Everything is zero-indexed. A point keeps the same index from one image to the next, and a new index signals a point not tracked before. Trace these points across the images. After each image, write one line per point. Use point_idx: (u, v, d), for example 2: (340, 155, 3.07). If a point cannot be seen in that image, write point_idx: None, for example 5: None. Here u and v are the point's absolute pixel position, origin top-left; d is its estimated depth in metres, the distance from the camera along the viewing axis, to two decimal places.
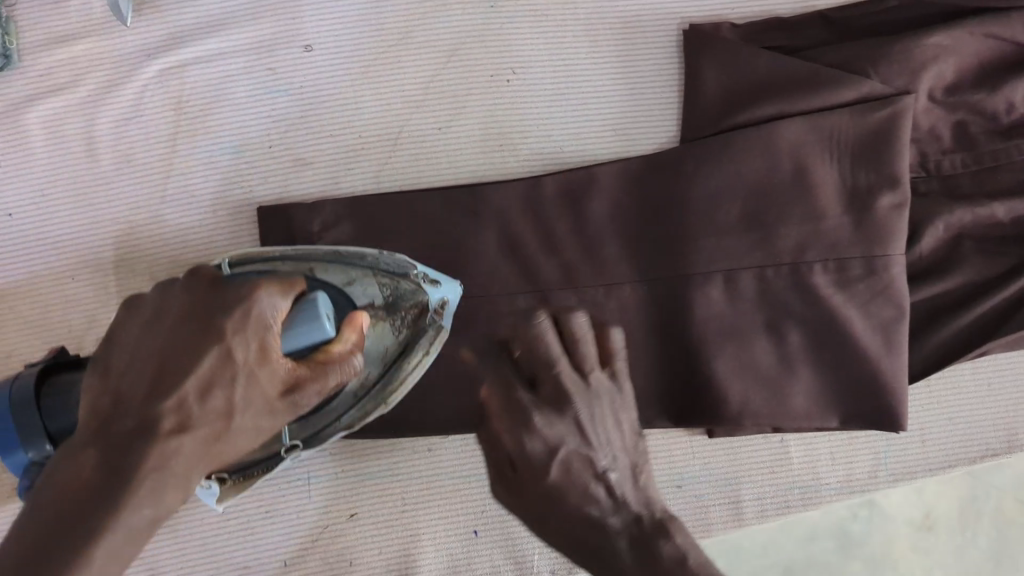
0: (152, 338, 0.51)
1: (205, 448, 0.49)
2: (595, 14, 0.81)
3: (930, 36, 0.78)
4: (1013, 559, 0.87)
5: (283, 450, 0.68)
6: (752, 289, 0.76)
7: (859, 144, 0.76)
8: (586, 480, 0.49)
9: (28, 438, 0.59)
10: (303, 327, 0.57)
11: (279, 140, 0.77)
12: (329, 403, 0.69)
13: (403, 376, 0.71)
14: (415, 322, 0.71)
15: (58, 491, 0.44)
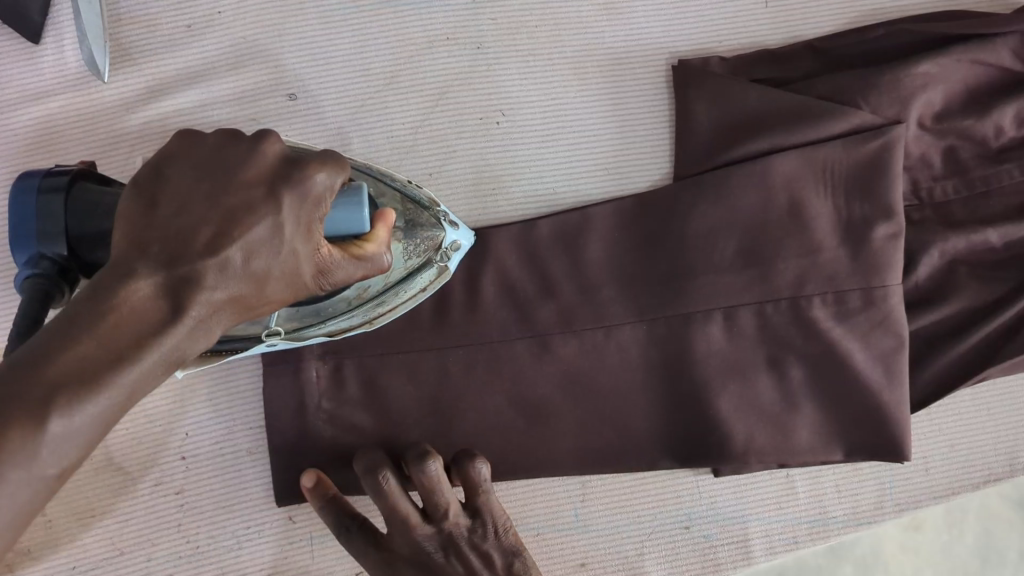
0: (220, 193, 0.47)
1: (234, 308, 0.48)
2: (582, 51, 0.80)
3: (918, 64, 0.78)
4: (998, 555, 0.95)
5: (264, 334, 0.64)
6: (751, 325, 0.75)
7: (852, 175, 0.75)
8: None
9: (49, 235, 0.60)
10: (346, 214, 0.54)
11: None
12: (327, 303, 0.65)
13: (396, 302, 0.69)
14: (426, 253, 0.69)
15: (80, 329, 0.41)
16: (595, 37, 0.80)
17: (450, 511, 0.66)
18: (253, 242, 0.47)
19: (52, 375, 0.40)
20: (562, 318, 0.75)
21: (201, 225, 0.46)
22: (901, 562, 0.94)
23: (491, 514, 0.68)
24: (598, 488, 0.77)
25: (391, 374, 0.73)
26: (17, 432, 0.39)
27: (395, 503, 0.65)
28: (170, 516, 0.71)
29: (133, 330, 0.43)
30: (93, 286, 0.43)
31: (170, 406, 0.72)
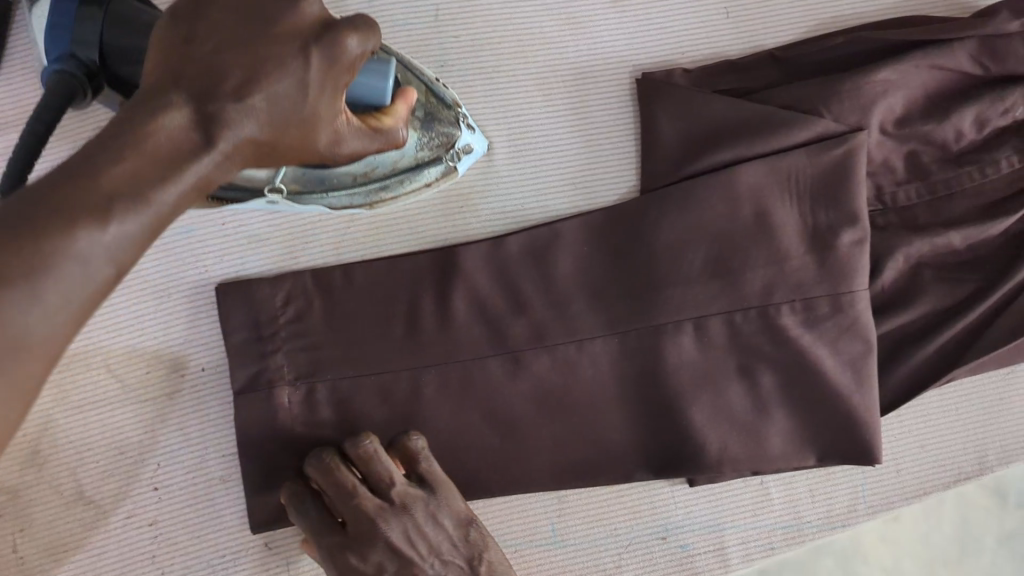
0: (246, 33, 0.48)
1: (255, 152, 0.49)
2: (545, 66, 0.80)
3: (878, 71, 0.78)
4: (976, 543, 0.98)
5: (269, 190, 0.65)
6: (722, 334, 0.76)
7: (816, 182, 0.76)
8: None
9: (81, 40, 0.61)
10: (372, 85, 0.59)
11: (232, 216, 0.74)
12: (337, 175, 0.67)
13: (399, 192, 0.73)
14: (437, 151, 0.73)
15: (122, 147, 0.43)
16: (559, 52, 0.80)
17: (398, 483, 0.66)
18: (281, 94, 0.48)
19: (104, 183, 0.41)
20: (534, 334, 0.75)
21: (230, 69, 0.47)
22: (880, 555, 0.96)
23: (440, 485, 0.67)
24: (575, 503, 0.77)
25: (364, 397, 0.72)
26: (82, 224, 0.40)
27: (340, 479, 0.65)
28: (144, 548, 0.71)
29: (170, 152, 0.44)
30: (131, 112, 0.45)
31: (141, 437, 0.71)
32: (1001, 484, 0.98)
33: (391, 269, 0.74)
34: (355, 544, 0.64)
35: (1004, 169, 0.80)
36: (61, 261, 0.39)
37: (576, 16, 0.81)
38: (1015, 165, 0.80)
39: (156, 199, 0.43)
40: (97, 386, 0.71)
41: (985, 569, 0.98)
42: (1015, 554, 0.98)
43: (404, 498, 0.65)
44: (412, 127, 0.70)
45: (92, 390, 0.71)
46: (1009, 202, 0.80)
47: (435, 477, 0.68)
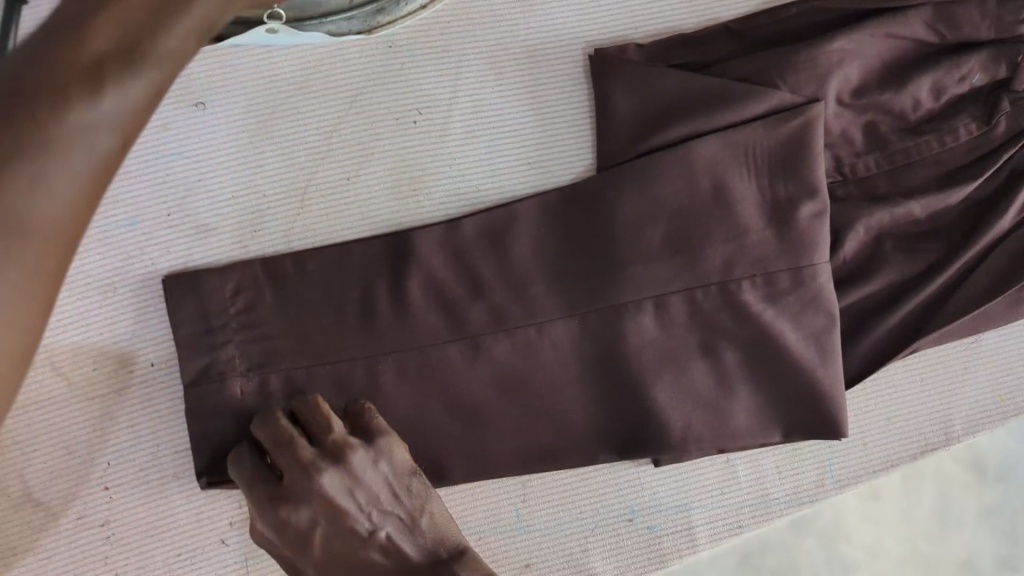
0: None
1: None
2: (497, 44, 0.79)
3: (833, 41, 0.78)
4: (957, 516, 0.98)
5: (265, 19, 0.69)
6: (682, 312, 0.75)
7: (774, 155, 0.75)
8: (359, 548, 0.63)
9: None
10: None
11: (179, 206, 0.72)
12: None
13: (397, 12, 0.74)
14: None
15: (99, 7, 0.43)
16: (510, 29, 0.79)
17: (338, 434, 0.63)
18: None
19: (91, 50, 0.42)
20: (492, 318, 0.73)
21: None
22: (858, 531, 0.96)
23: (383, 437, 0.64)
24: (540, 487, 0.76)
25: (319, 387, 0.71)
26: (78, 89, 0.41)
27: (281, 431, 0.63)
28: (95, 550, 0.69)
29: (160, 0, 0.46)
30: None
31: (91, 436, 0.70)
32: (981, 459, 0.99)
33: (344, 258, 0.73)
34: (293, 498, 0.61)
35: (962, 137, 0.80)
36: (60, 127, 0.40)
37: None
38: (973, 132, 0.80)
39: (170, 47, 0.46)
40: (42, 385, 0.69)
41: (965, 544, 0.98)
42: (995, 529, 0.98)
43: (344, 447, 0.62)
44: None
45: (36, 389, 0.69)
46: (967, 170, 0.80)
47: (379, 428, 0.65)
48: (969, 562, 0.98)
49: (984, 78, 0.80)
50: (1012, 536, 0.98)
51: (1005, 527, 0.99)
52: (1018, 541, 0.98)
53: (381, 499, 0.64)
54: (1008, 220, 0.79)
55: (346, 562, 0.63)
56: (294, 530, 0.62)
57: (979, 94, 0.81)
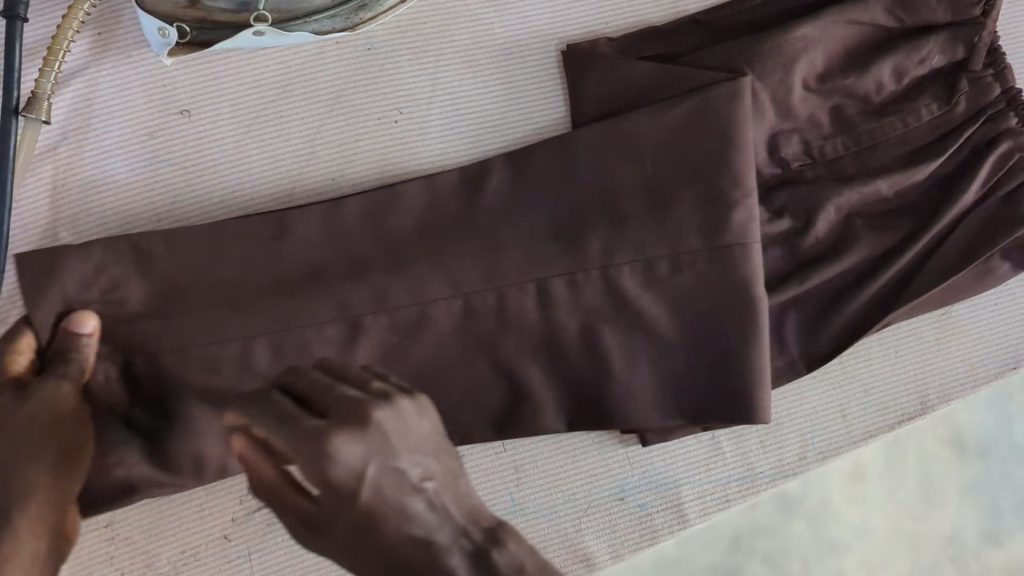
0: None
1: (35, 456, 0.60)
2: (473, 43, 0.81)
3: (798, 28, 0.80)
4: (939, 494, 1.01)
5: (252, 20, 0.71)
6: (594, 292, 0.73)
7: (688, 126, 0.75)
8: (401, 496, 0.43)
9: None
10: None
11: (167, 212, 0.74)
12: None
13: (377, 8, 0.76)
14: None
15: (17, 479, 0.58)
16: (485, 28, 0.81)
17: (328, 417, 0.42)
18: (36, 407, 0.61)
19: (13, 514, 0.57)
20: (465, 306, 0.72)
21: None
22: (844, 512, 0.99)
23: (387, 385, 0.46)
24: (532, 472, 0.79)
25: None
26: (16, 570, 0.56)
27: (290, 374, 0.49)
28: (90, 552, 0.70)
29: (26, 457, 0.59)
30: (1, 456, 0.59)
31: None
32: (962, 438, 1.02)
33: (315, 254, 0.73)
34: (321, 481, 0.42)
35: (925, 116, 0.83)
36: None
37: None
38: (934, 112, 0.83)
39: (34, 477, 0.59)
40: None
41: (950, 521, 1.01)
42: (978, 504, 1.02)
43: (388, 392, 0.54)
44: None
45: None
46: (931, 149, 0.83)
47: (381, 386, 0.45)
48: (953, 538, 1.01)
49: (942, 59, 0.84)
50: (994, 510, 1.02)
51: (987, 501, 1.02)
52: (999, 516, 1.02)
53: (429, 478, 0.45)
54: (971, 195, 0.82)
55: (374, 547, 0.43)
56: (338, 500, 0.43)
57: (938, 75, 0.85)
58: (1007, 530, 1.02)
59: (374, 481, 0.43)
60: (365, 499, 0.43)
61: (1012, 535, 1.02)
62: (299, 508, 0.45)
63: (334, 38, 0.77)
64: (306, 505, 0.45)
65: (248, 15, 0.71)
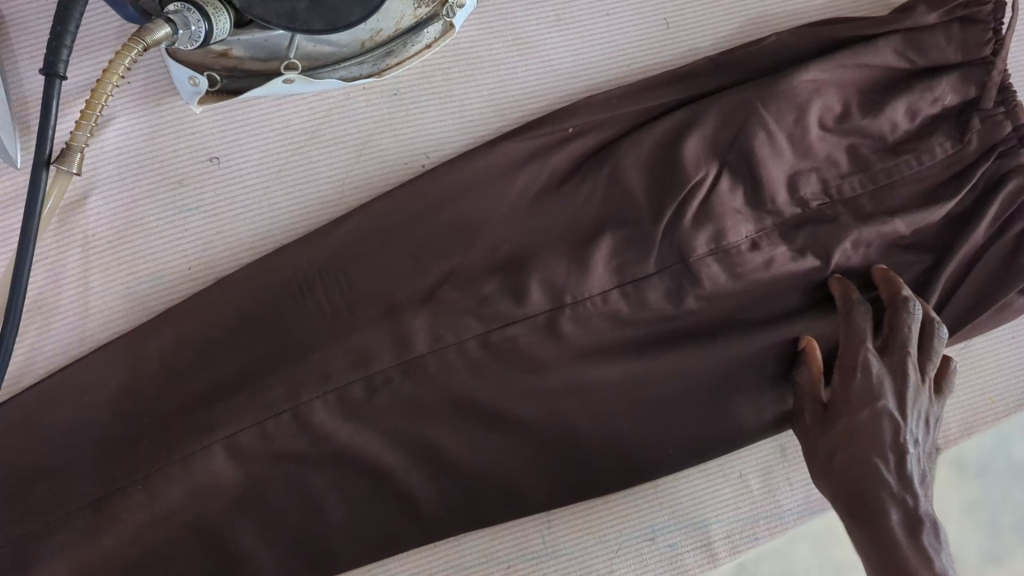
0: None
1: None
2: (498, 88, 0.82)
3: (812, 70, 0.82)
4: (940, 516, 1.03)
5: (282, 68, 0.72)
6: (508, 348, 0.74)
7: (548, 189, 0.79)
8: (887, 441, 0.71)
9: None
10: None
11: (199, 261, 0.75)
12: (340, 47, 0.73)
13: (403, 54, 0.78)
14: (437, 6, 0.75)
15: None
16: (510, 74, 0.82)
17: (870, 356, 0.74)
18: None
19: None
20: (481, 344, 0.74)
21: None
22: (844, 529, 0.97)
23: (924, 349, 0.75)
24: (565, 515, 0.80)
25: (347, 432, 0.72)
26: None
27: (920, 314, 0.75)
28: None
29: None
30: None
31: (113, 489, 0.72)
32: (960, 457, 1.04)
33: (344, 309, 0.74)
34: (845, 401, 0.73)
35: (939, 154, 0.85)
36: None
37: (521, 37, 0.83)
38: (948, 150, 0.85)
39: None
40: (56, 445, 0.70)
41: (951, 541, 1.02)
42: (979, 524, 1.03)
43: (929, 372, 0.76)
44: None
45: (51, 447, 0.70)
46: (946, 187, 0.85)
47: (902, 344, 0.74)
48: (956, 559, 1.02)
49: (955, 98, 0.86)
50: (994, 529, 1.03)
51: (986, 520, 1.03)
52: (999, 535, 1.03)
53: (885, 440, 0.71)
54: (980, 234, 0.84)
55: (848, 461, 0.71)
56: (852, 398, 0.73)
57: (951, 113, 0.86)
58: (1007, 548, 1.03)
59: (879, 411, 0.71)
60: (869, 425, 0.71)
61: (1014, 553, 1.03)
62: (819, 408, 0.76)
63: (362, 85, 0.78)
64: (843, 392, 0.74)
65: (279, 63, 0.72)
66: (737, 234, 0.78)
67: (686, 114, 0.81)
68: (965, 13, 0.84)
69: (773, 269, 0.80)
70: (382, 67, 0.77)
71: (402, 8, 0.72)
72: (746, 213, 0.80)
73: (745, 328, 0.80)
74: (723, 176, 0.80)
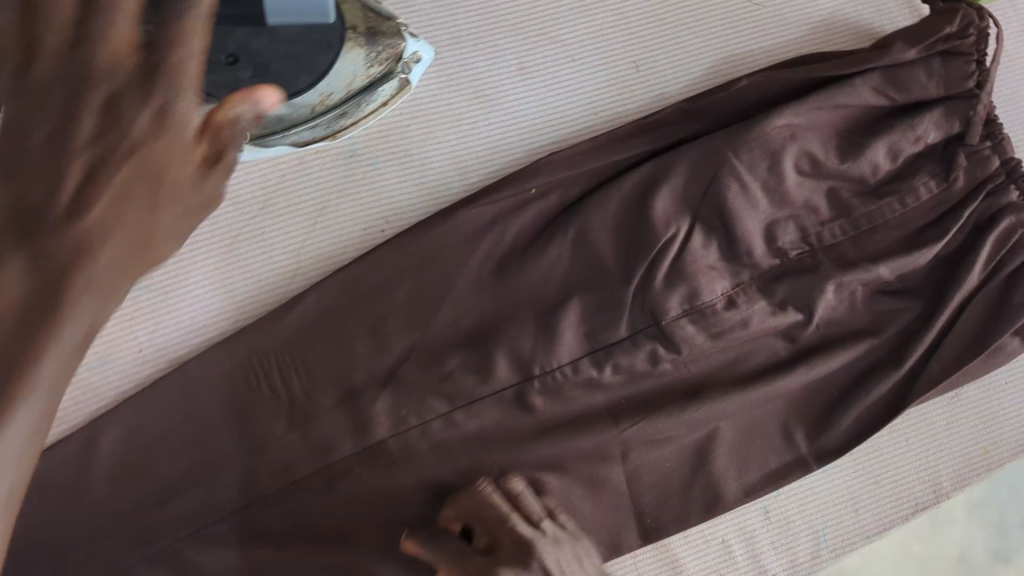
0: None
1: None
2: (460, 145, 0.79)
3: (784, 115, 0.79)
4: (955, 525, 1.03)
5: None
6: (473, 423, 0.73)
7: (512, 251, 0.77)
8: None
9: None
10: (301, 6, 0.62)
11: (149, 341, 0.73)
12: (288, 112, 0.68)
13: (357, 115, 0.74)
14: (390, 62, 0.72)
15: None
16: (473, 129, 0.79)
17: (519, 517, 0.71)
18: None
19: None
20: (445, 425, 0.72)
21: None
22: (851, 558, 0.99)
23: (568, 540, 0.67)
24: None
25: (314, 515, 0.70)
26: None
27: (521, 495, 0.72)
28: None
29: None
30: None
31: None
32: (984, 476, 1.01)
33: (308, 391, 0.72)
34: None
35: (924, 195, 0.81)
36: None
37: (483, 89, 0.79)
38: (933, 190, 0.81)
39: None
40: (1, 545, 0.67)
41: (960, 542, 1.03)
42: (986, 523, 1.04)
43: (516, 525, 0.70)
44: (358, 46, 0.68)
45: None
46: (933, 228, 0.81)
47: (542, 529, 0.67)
48: (964, 558, 1.03)
49: (938, 135, 0.82)
50: (1002, 528, 1.04)
51: (994, 519, 1.04)
52: (1006, 533, 1.04)
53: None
54: (975, 277, 0.80)
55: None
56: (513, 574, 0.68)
57: (935, 150, 0.83)
58: (1014, 547, 1.04)
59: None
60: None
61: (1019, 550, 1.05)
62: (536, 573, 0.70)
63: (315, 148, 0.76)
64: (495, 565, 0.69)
65: None
66: (712, 292, 0.76)
67: (653, 167, 0.79)
68: (945, 47, 0.81)
69: (752, 328, 0.77)
70: (336, 130, 0.73)
71: (352, 68, 0.69)
72: (721, 267, 0.78)
73: (722, 386, 0.78)
74: (695, 231, 0.77)
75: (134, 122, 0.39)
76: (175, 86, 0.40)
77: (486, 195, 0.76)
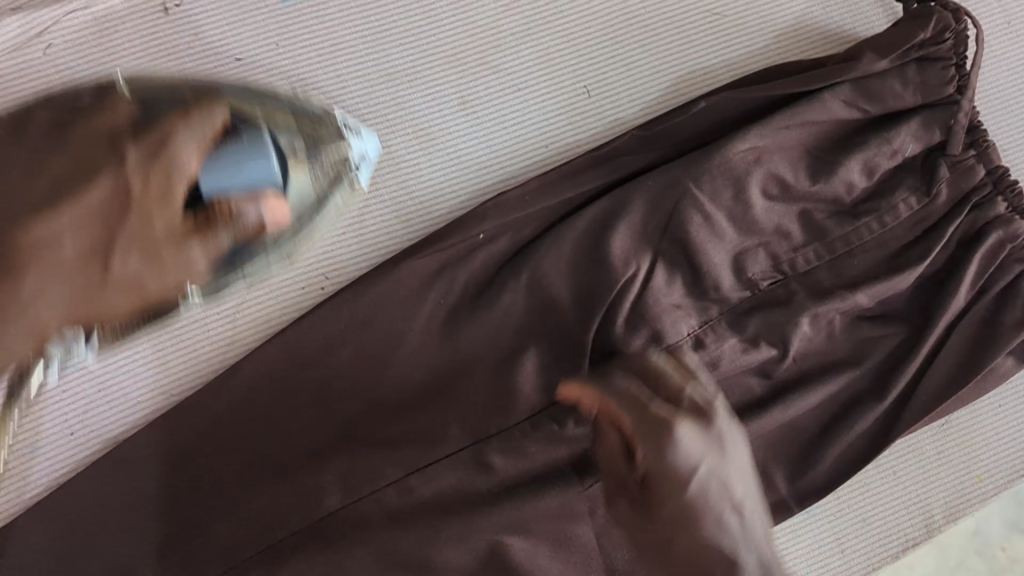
0: None
1: None
2: (401, 188, 0.75)
3: (746, 137, 0.73)
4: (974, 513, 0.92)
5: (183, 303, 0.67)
6: (427, 486, 0.68)
7: (462, 302, 0.73)
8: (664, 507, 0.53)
9: None
10: (245, 168, 0.64)
11: (79, 422, 0.70)
12: (241, 259, 0.68)
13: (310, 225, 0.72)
14: (336, 173, 0.71)
15: None
16: (413, 171, 0.76)
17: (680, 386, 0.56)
18: None
19: None
20: (399, 491, 0.67)
21: None
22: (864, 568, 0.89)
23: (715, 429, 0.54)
24: None
25: None
26: None
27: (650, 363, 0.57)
28: None
29: None
30: None
31: None
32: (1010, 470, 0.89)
33: (248, 465, 0.69)
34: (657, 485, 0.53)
35: (903, 213, 0.75)
36: None
37: (423, 127, 0.76)
38: (913, 207, 0.75)
39: None
40: None
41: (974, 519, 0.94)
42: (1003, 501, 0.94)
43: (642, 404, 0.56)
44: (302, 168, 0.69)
45: None
46: (915, 247, 0.75)
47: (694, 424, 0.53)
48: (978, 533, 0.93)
49: (917, 147, 0.76)
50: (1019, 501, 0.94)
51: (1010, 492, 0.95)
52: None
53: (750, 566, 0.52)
54: (960, 298, 0.75)
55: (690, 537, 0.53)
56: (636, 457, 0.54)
57: (915, 163, 0.76)
58: None
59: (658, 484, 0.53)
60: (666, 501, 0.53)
61: None
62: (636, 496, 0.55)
63: None
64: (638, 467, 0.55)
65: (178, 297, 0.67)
66: (677, 333, 0.71)
67: (609, 201, 0.74)
68: (920, 54, 0.75)
69: (722, 368, 0.72)
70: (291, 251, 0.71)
71: (299, 184, 0.69)
72: (687, 305, 0.73)
73: None
74: (657, 267, 0.72)
75: (129, 152, 0.61)
76: (179, 131, 0.62)
77: (430, 245, 0.72)
